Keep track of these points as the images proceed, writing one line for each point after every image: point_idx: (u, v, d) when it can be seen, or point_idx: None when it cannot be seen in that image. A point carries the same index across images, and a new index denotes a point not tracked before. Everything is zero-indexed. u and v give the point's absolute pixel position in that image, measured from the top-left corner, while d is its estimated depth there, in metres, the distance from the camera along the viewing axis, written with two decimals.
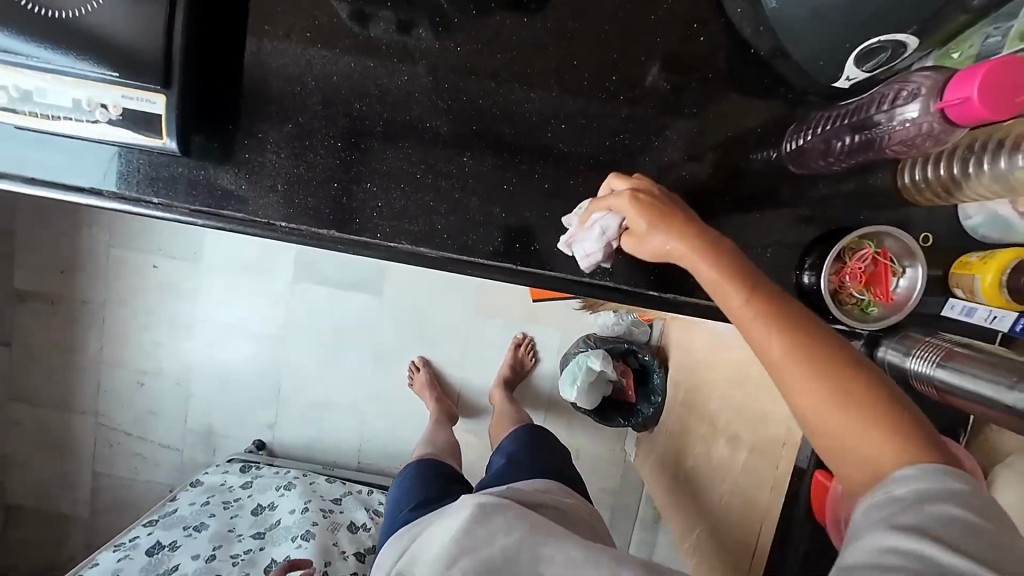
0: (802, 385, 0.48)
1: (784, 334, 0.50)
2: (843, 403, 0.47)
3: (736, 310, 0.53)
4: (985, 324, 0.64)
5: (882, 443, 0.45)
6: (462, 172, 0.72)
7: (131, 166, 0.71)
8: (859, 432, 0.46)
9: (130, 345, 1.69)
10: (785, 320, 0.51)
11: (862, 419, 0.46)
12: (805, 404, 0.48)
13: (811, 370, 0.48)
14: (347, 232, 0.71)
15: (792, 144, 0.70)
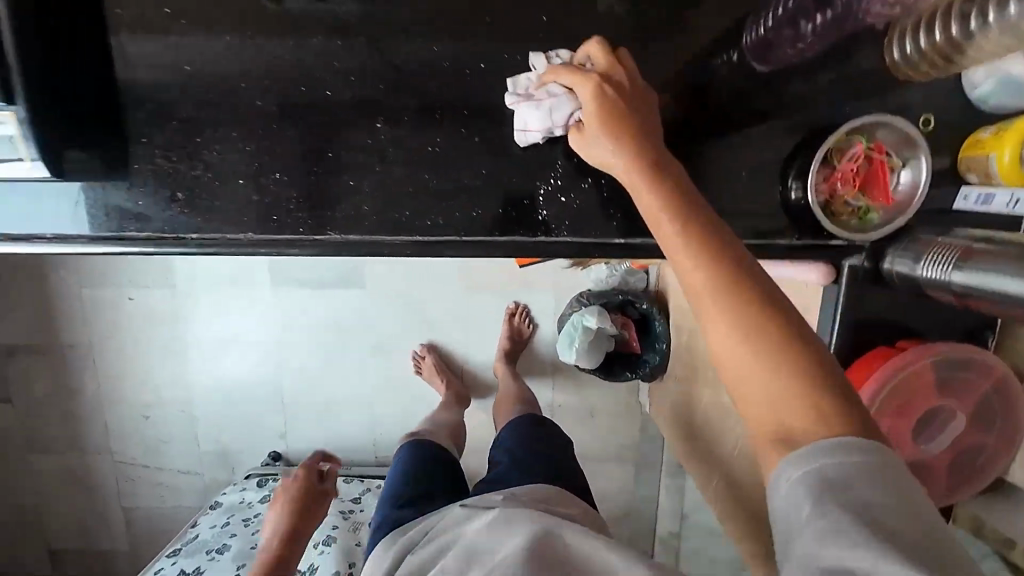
0: (724, 345, 0.47)
1: (708, 295, 0.48)
2: (770, 372, 0.45)
3: (680, 261, 0.50)
4: (1007, 209, 0.59)
5: (802, 412, 0.44)
6: (413, 152, 0.69)
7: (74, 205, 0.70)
8: (777, 396, 0.45)
9: (125, 381, 1.67)
10: (710, 278, 0.48)
11: (779, 384, 0.45)
12: (725, 363, 0.47)
13: (743, 333, 0.46)
14: (301, 234, 0.71)
15: (753, 37, 0.64)
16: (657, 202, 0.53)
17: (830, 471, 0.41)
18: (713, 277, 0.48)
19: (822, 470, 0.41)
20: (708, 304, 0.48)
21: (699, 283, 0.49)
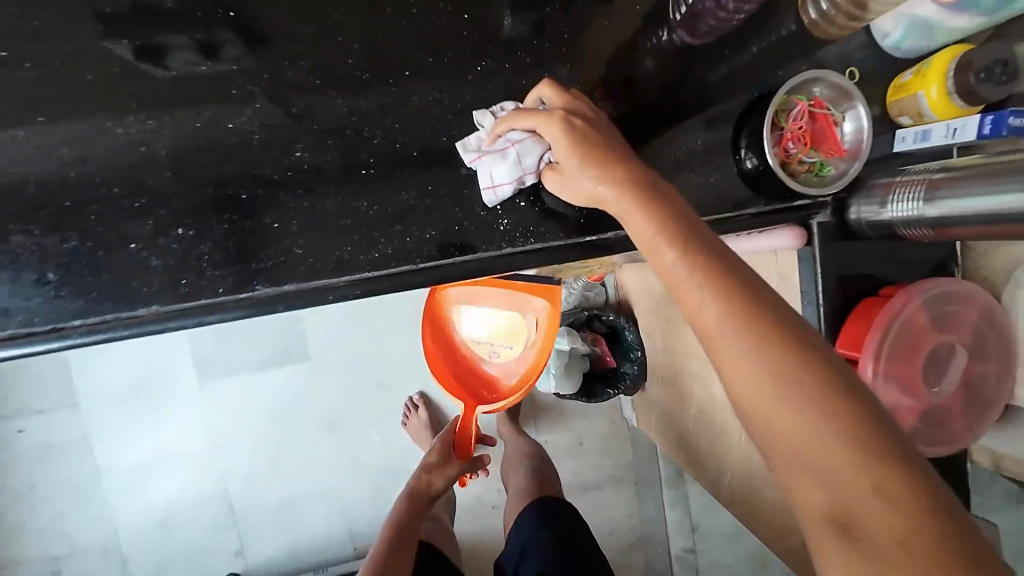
0: (787, 420, 0.38)
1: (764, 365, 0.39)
2: (834, 451, 0.37)
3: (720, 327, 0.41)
4: (947, 141, 0.54)
5: (867, 492, 0.36)
6: (285, 175, 0.51)
7: None
8: (842, 479, 0.37)
9: (27, 533, 1.37)
10: (767, 342, 0.40)
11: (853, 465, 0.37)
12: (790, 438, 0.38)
13: (802, 411, 0.38)
14: (182, 300, 0.49)
15: (677, 9, 0.55)
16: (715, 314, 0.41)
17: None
18: (768, 348, 0.39)
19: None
20: (758, 393, 0.39)
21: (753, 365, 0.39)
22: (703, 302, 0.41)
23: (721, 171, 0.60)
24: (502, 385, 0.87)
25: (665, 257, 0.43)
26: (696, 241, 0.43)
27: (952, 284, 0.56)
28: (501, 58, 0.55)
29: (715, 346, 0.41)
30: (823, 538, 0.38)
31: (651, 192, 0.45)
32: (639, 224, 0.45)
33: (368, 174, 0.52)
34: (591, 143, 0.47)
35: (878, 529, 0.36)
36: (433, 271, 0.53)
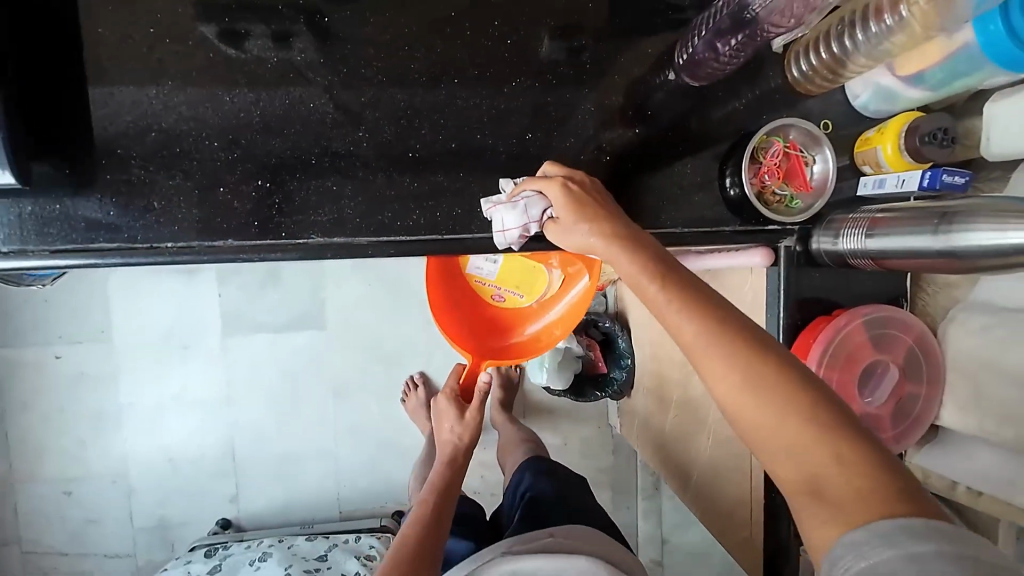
0: (759, 417, 0.41)
1: (736, 367, 0.42)
2: (799, 429, 0.40)
3: (694, 337, 0.43)
4: (897, 189, 0.63)
5: (831, 462, 0.39)
6: (348, 150, 0.63)
7: (14, 217, 0.59)
8: (809, 453, 0.39)
9: (48, 453, 1.49)
10: (737, 346, 0.42)
11: (823, 450, 0.39)
12: (762, 433, 0.41)
13: (767, 398, 0.41)
14: (250, 239, 0.61)
15: (684, 55, 0.66)
16: (687, 331, 0.44)
17: (872, 536, 0.35)
18: (739, 354, 0.42)
19: (865, 535, 0.36)
20: (728, 385, 0.42)
21: (725, 368, 0.42)
22: (674, 313, 0.44)
23: (706, 193, 0.71)
24: (514, 336, 0.87)
25: (643, 283, 0.47)
26: (669, 270, 0.47)
27: (892, 313, 0.68)
28: (533, 77, 0.67)
29: (689, 350, 0.44)
30: (800, 510, 0.39)
31: (632, 236, 0.51)
32: (621, 261, 0.49)
33: (414, 157, 0.64)
34: (581, 197, 0.55)
35: (844, 494, 0.38)
36: (453, 243, 0.65)
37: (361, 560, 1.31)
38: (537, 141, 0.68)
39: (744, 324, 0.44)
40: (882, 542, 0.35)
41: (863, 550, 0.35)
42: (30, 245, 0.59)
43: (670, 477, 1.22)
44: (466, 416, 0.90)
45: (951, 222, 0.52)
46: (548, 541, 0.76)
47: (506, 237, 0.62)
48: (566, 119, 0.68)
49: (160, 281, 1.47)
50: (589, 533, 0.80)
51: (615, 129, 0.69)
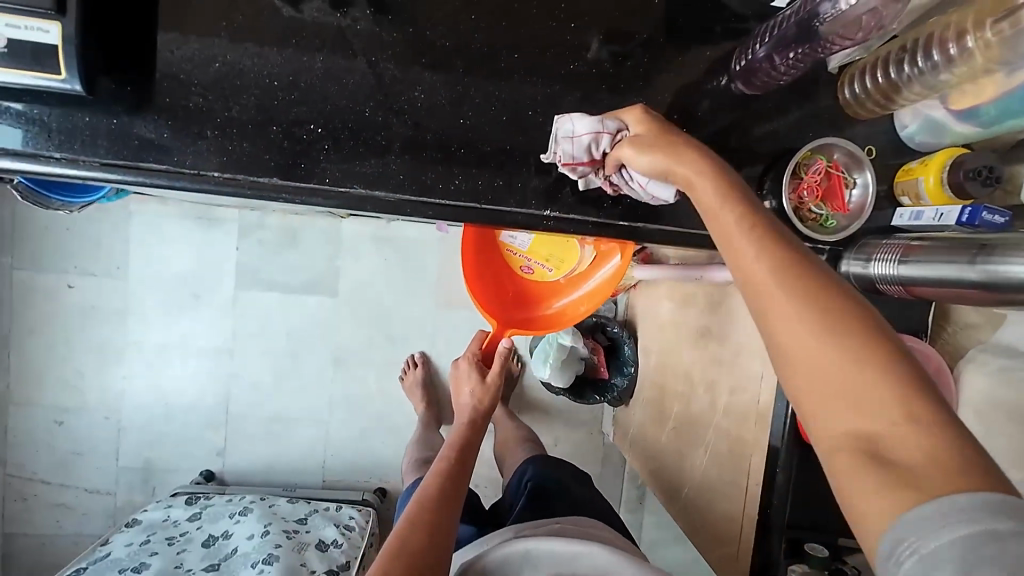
0: (826, 359, 0.41)
1: (811, 309, 0.43)
2: (873, 386, 0.40)
3: (771, 270, 0.44)
4: (934, 223, 0.63)
5: (901, 423, 0.39)
6: (403, 108, 0.65)
7: (69, 125, 0.60)
8: (879, 412, 0.40)
9: (47, 380, 1.50)
10: (814, 290, 0.43)
11: (888, 407, 0.39)
12: (827, 378, 0.41)
13: (846, 350, 0.41)
14: (294, 179, 0.63)
15: (741, 62, 0.67)
16: (767, 263, 0.45)
17: (945, 509, 0.35)
18: (813, 297, 0.43)
19: (941, 505, 0.35)
20: (807, 334, 0.42)
21: (802, 308, 0.43)
22: (760, 253, 0.45)
23: (743, 201, 0.71)
24: (540, 307, 0.91)
25: (724, 214, 0.48)
26: (754, 207, 0.48)
27: (912, 342, 0.68)
28: (589, 64, 0.69)
29: (767, 293, 0.44)
30: (853, 468, 0.39)
31: (712, 171, 0.52)
32: (704, 191, 0.50)
33: (464, 124, 0.66)
34: (667, 136, 0.56)
35: (910, 459, 0.38)
36: (488, 213, 0.66)
37: (340, 529, 1.27)
38: None
39: (825, 273, 0.45)
40: (954, 514, 0.34)
41: (934, 518, 0.35)
42: (80, 155, 0.60)
43: (658, 490, 1.21)
44: (487, 380, 0.94)
45: (989, 255, 0.53)
46: (556, 527, 0.78)
47: (572, 146, 0.62)
48: (615, 108, 0.69)
49: (182, 226, 1.49)
50: (592, 522, 0.81)
51: (662, 125, 0.70)
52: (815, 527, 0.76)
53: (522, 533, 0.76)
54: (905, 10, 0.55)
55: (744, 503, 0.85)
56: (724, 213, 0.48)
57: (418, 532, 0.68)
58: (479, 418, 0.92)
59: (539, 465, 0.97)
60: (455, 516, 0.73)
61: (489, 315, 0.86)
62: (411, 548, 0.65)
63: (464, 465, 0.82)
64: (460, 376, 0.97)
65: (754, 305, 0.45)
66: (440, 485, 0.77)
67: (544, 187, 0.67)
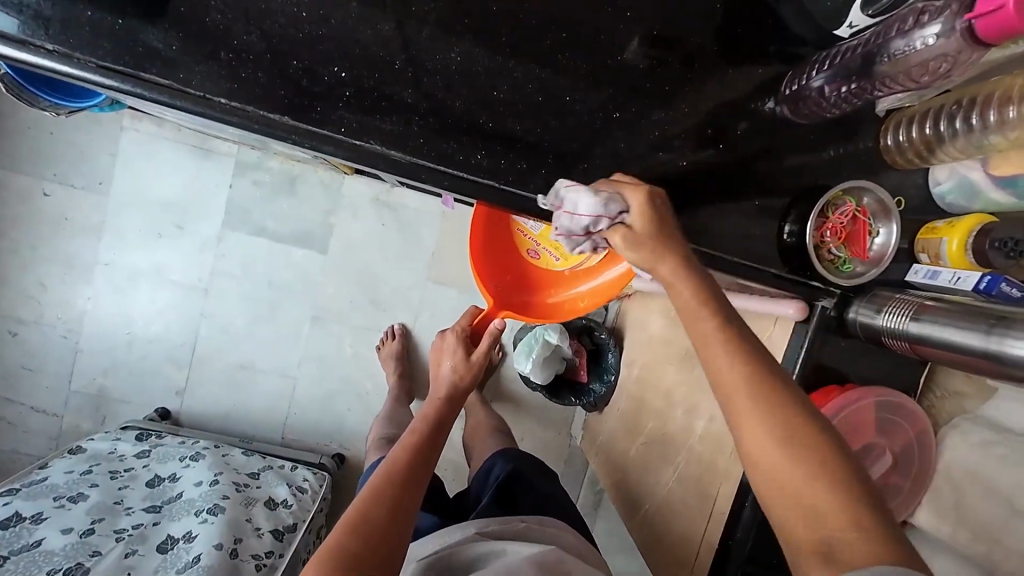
0: (777, 464, 0.45)
1: (767, 419, 0.47)
2: (816, 489, 0.44)
3: (729, 379, 0.49)
4: (949, 285, 0.63)
5: (845, 524, 0.42)
6: (435, 67, 0.61)
7: (70, 16, 0.55)
8: (824, 514, 0.43)
9: (6, 288, 1.42)
10: (772, 403, 0.47)
11: (833, 508, 0.43)
12: (777, 478, 0.45)
13: (794, 456, 0.45)
14: (306, 122, 0.59)
15: (791, 86, 0.65)
16: (734, 380, 0.48)
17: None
18: (766, 411, 0.47)
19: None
20: (763, 436, 0.46)
21: (761, 419, 0.47)
22: (730, 365, 0.49)
23: (765, 229, 0.69)
24: (538, 294, 0.89)
25: (703, 330, 0.51)
26: (727, 324, 0.51)
27: (903, 401, 0.68)
28: (638, 59, 0.65)
29: (730, 397, 0.48)
30: (804, 556, 0.43)
31: (694, 277, 0.54)
32: (683, 298, 0.53)
33: (497, 97, 0.62)
34: (655, 224, 0.56)
35: (856, 555, 0.41)
36: (506, 195, 0.63)
37: (292, 489, 1.23)
38: (618, 123, 0.65)
39: (783, 388, 0.48)
40: None
41: None
42: (73, 50, 0.55)
43: (619, 501, 1.22)
44: (469, 355, 0.91)
45: (1006, 328, 0.52)
46: (521, 526, 0.77)
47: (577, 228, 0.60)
48: (654, 109, 0.66)
49: (176, 152, 1.42)
50: (556, 522, 0.81)
51: (700, 136, 0.67)
52: (772, 565, 0.75)
53: (489, 529, 0.75)
54: (974, 63, 0.53)
55: (705, 528, 0.85)
56: (702, 324, 0.51)
57: (383, 501, 0.67)
58: (457, 393, 0.90)
59: (501, 459, 0.96)
60: (419, 491, 0.71)
61: (484, 288, 0.85)
62: (371, 517, 0.64)
63: (435, 440, 0.81)
64: (444, 347, 0.93)
65: (726, 410, 0.49)
66: (412, 456, 0.76)
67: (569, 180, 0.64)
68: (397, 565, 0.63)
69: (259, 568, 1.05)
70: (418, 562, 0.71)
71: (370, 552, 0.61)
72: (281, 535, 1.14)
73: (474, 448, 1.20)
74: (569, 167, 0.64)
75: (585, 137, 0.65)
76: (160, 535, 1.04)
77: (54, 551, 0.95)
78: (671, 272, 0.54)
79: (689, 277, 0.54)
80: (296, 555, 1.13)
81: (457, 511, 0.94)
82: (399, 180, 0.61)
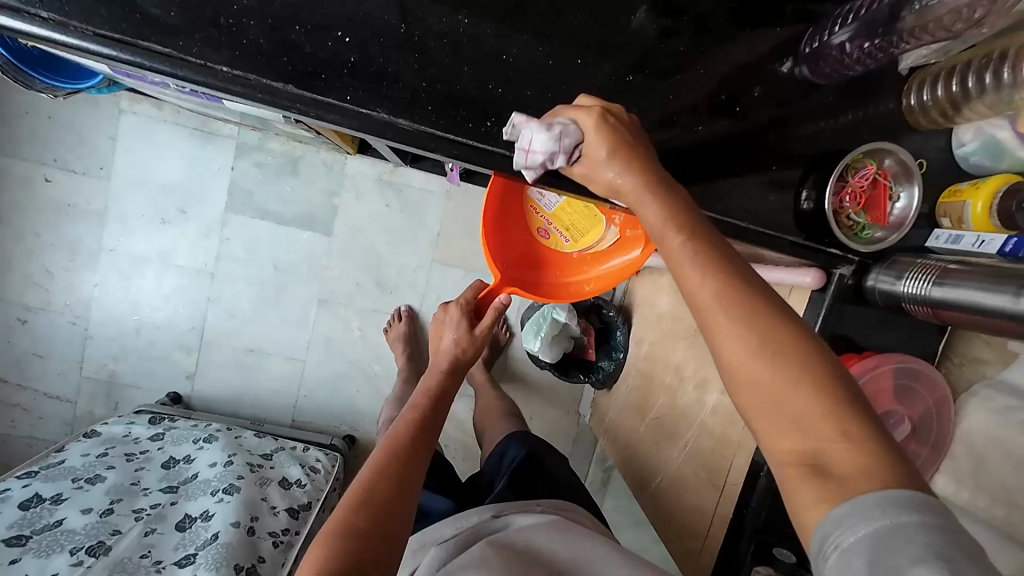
0: (754, 379, 0.43)
1: (747, 333, 0.43)
2: (806, 405, 0.41)
3: (700, 293, 0.46)
4: (973, 249, 0.61)
5: (836, 438, 0.40)
6: (442, 31, 0.59)
7: None
8: (814, 428, 0.41)
9: (12, 275, 1.42)
10: (756, 316, 0.44)
11: (825, 425, 0.41)
12: (758, 395, 0.43)
13: (783, 372, 0.42)
14: (311, 90, 0.57)
15: (811, 45, 0.63)
16: (706, 296, 0.45)
17: (861, 509, 0.37)
18: (748, 324, 0.44)
19: (864, 505, 0.37)
20: (740, 351, 0.44)
21: (741, 334, 0.44)
22: (703, 278, 0.46)
23: (782, 197, 0.67)
24: (548, 275, 0.88)
25: (669, 243, 0.48)
26: (687, 239, 0.48)
27: (922, 368, 0.67)
28: (650, 21, 0.63)
29: (709, 314, 0.45)
30: (794, 478, 0.41)
31: (653, 191, 0.51)
32: (648, 216, 0.50)
33: (507, 61, 0.60)
34: (618, 130, 0.54)
35: (846, 468, 0.40)
36: (518, 164, 0.61)
37: (305, 469, 1.25)
38: (632, 87, 0.63)
39: (761, 298, 0.45)
40: (871, 513, 0.37)
41: (854, 519, 0.37)
42: (68, 17, 0.53)
43: (628, 477, 1.22)
44: (474, 329, 0.89)
45: None
46: (537, 510, 0.77)
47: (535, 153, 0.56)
48: (668, 71, 0.64)
49: (175, 135, 1.41)
50: (573, 508, 0.81)
51: (715, 100, 0.64)
52: (784, 534, 0.76)
53: (506, 513, 0.75)
54: (1008, 9, 0.52)
55: (717, 501, 0.85)
56: (667, 237, 0.48)
57: (384, 472, 0.67)
58: (458, 368, 0.88)
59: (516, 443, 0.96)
60: (422, 469, 0.71)
61: (493, 263, 0.84)
62: (380, 490, 0.65)
63: (434, 408, 0.80)
64: (448, 320, 0.91)
65: (701, 327, 0.46)
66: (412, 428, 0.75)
67: None
68: (403, 542, 0.63)
69: (276, 545, 1.07)
70: (437, 545, 0.70)
71: (381, 521, 0.62)
72: (296, 514, 1.15)
73: (485, 427, 1.20)
74: None
75: (598, 104, 0.63)
76: (177, 514, 1.06)
77: (76, 530, 0.97)
78: (634, 190, 0.51)
79: (649, 192, 0.51)
80: (311, 533, 1.15)
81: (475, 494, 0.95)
82: (410, 149, 0.60)
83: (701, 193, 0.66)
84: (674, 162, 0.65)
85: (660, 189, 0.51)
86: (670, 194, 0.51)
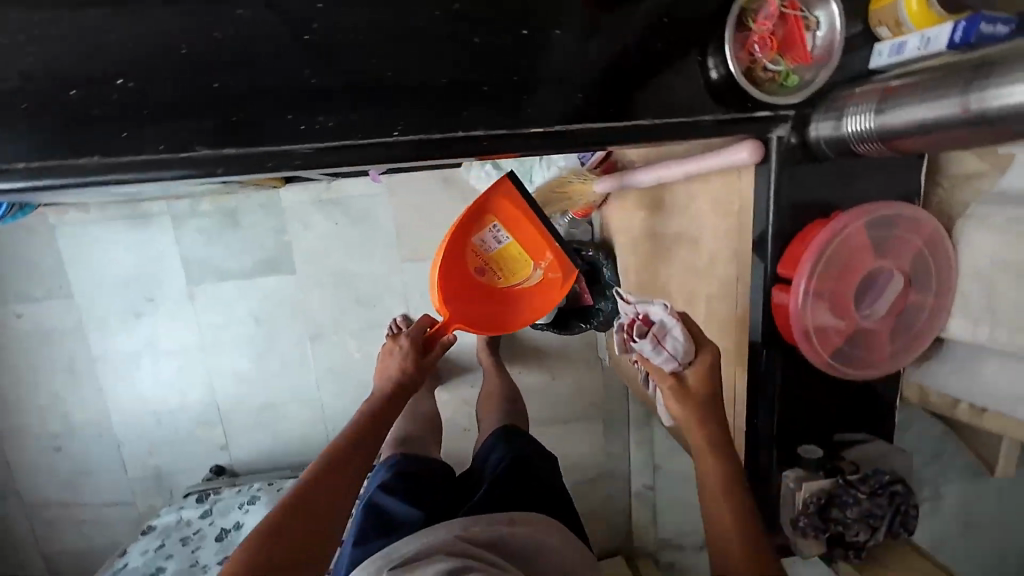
0: (713, 478, 0.65)
1: (728, 460, 0.65)
2: (732, 514, 0.61)
3: (709, 427, 0.69)
4: (919, 54, 0.51)
5: (748, 540, 0.59)
6: (234, 37, 0.52)
7: None
8: (746, 533, 0.59)
9: (29, 411, 1.47)
10: (726, 453, 0.67)
11: (743, 532, 0.59)
12: (715, 487, 0.63)
13: (736, 487, 0.63)
14: (119, 152, 0.53)
15: None
16: (713, 418, 0.69)
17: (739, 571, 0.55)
18: (727, 451, 0.66)
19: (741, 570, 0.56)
20: (717, 459, 0.65)
21: (723, 453, 0.66)
22: (716, 420, 0.69)
23: (686, 74, 0.57)
24: (486, 317, 0.84)
25: (699, 386, 0.71)
26: (717, 394, 0.72)
27: (902, 212, 0.59)
28: None
29: (700, 442, 0.68)
30: (729, 558, 0.58)
31: (716, 381, 0.73)
32: (704, 361, 0.72)
33: (310, 42, 0.53)
34: (710, 376, 0.70)
35: (750, 565, 0.56)
36: (369, 149, 0.55)
37: None
38: (462, 14, 0.54)
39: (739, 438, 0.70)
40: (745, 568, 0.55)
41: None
42: None
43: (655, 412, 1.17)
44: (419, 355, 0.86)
45: (989, 76, 0.43)
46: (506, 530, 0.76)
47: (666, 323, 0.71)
48: None
49: (112, 229, 1.39)
50: (544, 523, 0.79)
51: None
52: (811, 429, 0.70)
53: (471, 531, 0.74)
54: None
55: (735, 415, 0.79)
56: (699, 375, 0.70)
57: (320, 484, 0.69)
58: (403, 392, 0.84)
59: (509, 437, 0.99)
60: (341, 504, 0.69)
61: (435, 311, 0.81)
62: (314, 503, 0.67)
63: (382, 423, 0.80)
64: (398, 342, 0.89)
65: (699, 446, 0.69)
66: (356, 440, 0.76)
67: (434, 104, 0.55)
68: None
69: None
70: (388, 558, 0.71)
71: (308, 532, 0.65)
72: None
73: (500, 408, 1.18)
74: (427, 88, 0.55)
75: (431, 49, 0.54)
76: None
77: None
78: (696, 357, 0.72)
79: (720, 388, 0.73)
80: None
81: (467, 491, 0.96)
82: (245, 178, 0.55)
83: (585, 100, 0.56)
84: (541, 78, 0.56)
85: (717, 379, 0.73)
86: (716, 388, 0.73)
